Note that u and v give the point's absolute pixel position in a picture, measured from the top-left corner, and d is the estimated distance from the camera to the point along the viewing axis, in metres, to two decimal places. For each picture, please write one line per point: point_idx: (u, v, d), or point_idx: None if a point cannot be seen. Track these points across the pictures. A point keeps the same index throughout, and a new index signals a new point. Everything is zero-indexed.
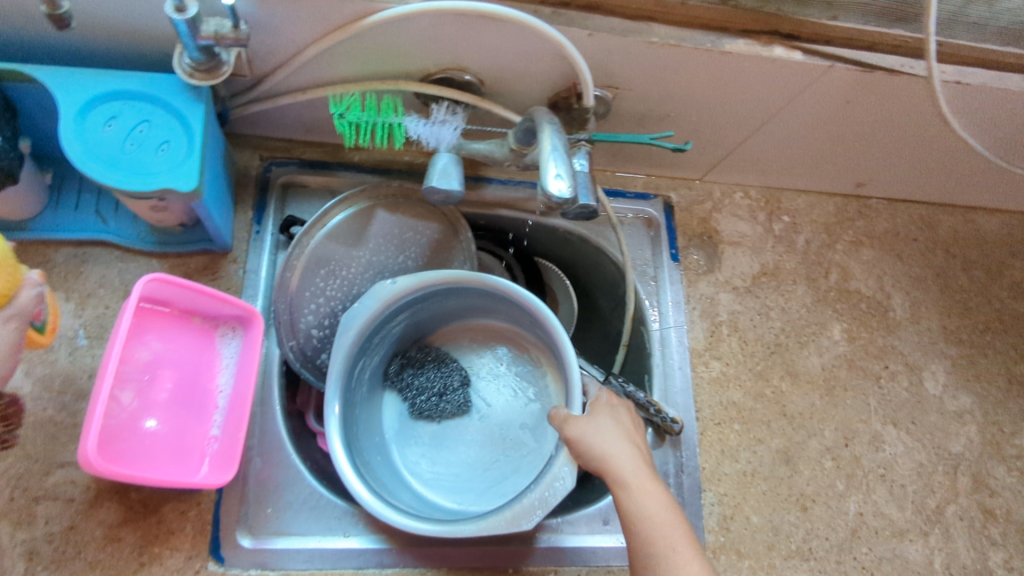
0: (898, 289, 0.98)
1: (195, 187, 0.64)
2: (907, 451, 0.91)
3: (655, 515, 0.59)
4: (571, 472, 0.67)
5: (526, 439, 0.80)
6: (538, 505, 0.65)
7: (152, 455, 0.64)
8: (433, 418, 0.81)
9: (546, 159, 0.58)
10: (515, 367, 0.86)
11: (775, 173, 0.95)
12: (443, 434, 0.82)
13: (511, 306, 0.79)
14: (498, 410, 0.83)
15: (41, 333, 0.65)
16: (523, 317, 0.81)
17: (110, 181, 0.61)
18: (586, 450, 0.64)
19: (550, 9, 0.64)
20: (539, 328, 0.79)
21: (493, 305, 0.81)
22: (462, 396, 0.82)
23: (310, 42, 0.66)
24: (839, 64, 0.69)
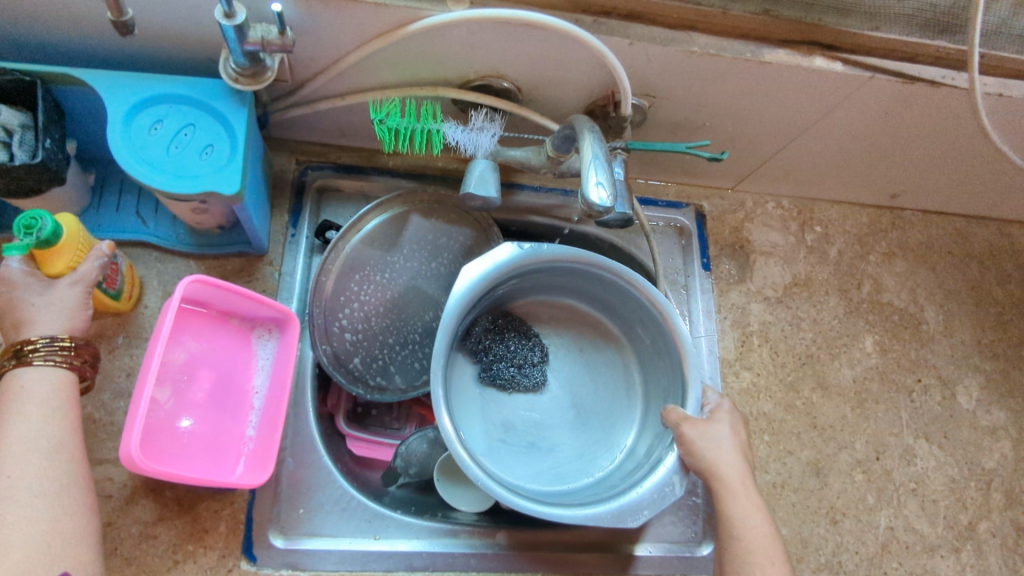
0: (931, 301, 0.97)
1: (236, 191, 0.64)
2: (940, 466, 0.90)
3: (756, 527, 0.60)
4: (682, 481, 0.64)
5: (598, 428, 0.77)
6: (647, 505, 0.63)
7: (189, 455, 0.64)
8: (509, 389, 0.78)
9: (588, 167, 0.59)
10: (590, 351, 0.82)
11: (809, 184, 0.95)
12: (517, 408, 0.78)
13: (612, 294, 0.75)
14: (569, 392, 0.80)
15: (114, 299, 0.71)
16: (619, 308, 0.76)
17: (154, 183, 0.62)
18: (705, 457, 0.62)
19: (591, 17, 0.64)
20: (642, 327, 0.74)
21: (587, 288, 0.77)
22: (541, 374, 0.78)
23: (352, 49, 0.67)
24: (880, 75, 0.68)
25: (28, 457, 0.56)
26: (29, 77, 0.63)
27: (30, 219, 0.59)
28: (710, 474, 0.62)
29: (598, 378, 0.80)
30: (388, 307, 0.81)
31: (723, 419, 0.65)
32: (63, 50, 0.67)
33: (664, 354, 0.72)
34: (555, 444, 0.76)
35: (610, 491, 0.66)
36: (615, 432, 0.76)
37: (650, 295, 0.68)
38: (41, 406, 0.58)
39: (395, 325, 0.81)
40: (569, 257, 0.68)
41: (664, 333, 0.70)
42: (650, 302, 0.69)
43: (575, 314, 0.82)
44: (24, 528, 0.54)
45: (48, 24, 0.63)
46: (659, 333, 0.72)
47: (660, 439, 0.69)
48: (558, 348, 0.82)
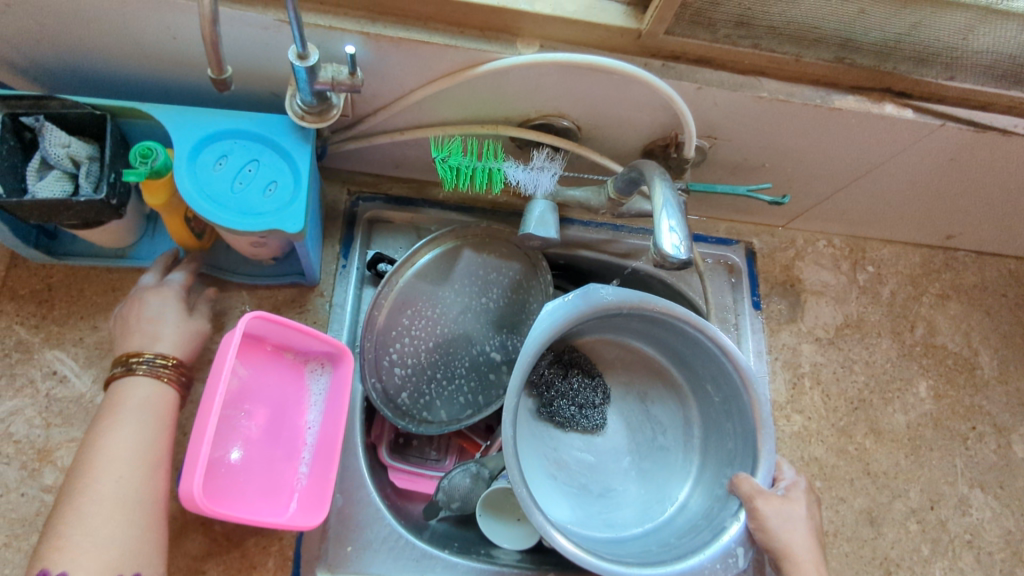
0: (986, 345, 0.95)
1: (301, 230, 0.63)
2: (996, 517, 0.87)
3: None
4: (745, 553, 0.63)
5: (653, 477, 0.76)
6: (708, 573, 0.62)
7: (246, 493, 0.63)
8: (567, 427, 0.77)
9: (660, 212, 0.57)
10: (648, 398, 0.80)
11: (863, 224, 0.93)
12: (574, 448, 0.77)
13: (686, 348, 0.73)
14: (627, 436, 0.79)
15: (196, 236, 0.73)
16: (690, 362, 0.75)
17: (219, 221, 0.60)
18: (780, 538, 0.61)
19: (660, 61, 0.63)
20: (710, 382, 0.73)
21: (657, 335, 0.76)
22: (600, 417, 0.78)
23: (417, 87, 0.66)
24: (951, 123, 0.67)
25: (132, 461, 0.58)
26: (98, 111, 0.63)
27: (145, 149, 0.61)
28: (784, 556, 0.60)
29: (658, 426, 0.79)
30: (439, 342, 0.80)
31: (800, 498, 0.64)
32: (130, 82, 0.67)
33: (732, 417, 0.70)
34: (607, 489, 0.75)
35: (667, 551, 0.64)
36: (670, 483, 0.75)
37: (734, 360, 0.66)
38: (157, 422, 0.61)
39: (445, 360, 0.81)
40: (649, 308, 0.66)
41: (739, 398, 0.68)
42: (730, 364, 0.67)
43: (637, 358, 0.81)
44: (115, 525, 0.55)
45: (119, 58, 0.63)
46: (731, 392, 0.70)
47: (722, 505, 0.67)
48: (618, 389, 0.81)
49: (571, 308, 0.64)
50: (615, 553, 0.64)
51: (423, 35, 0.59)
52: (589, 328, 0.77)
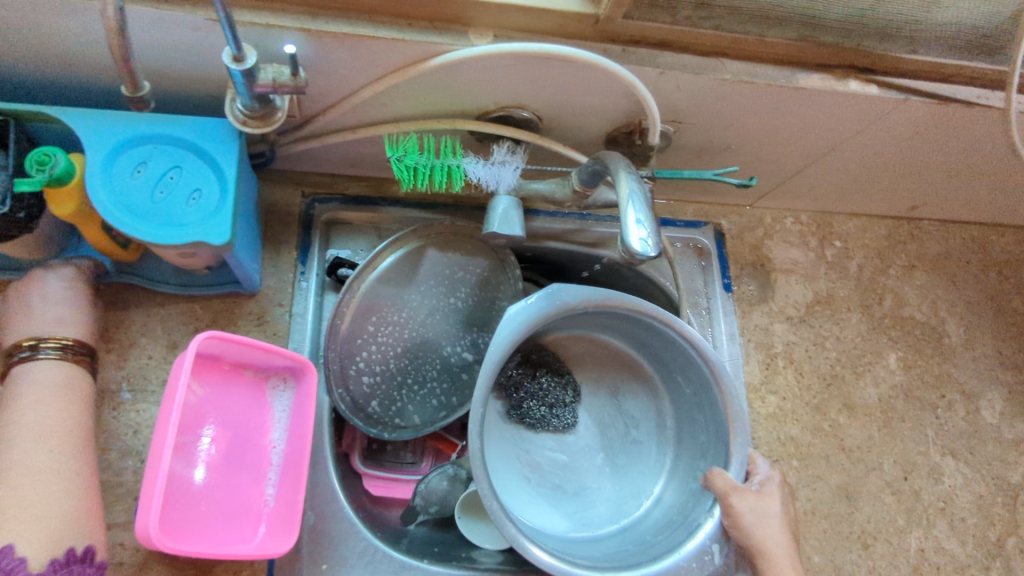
0: (952, 314, 0.96)
1: (226, 242, 0.59)
2: (967, 483, 0.89)
3: None
4: (721, 551, 0.62)
5: (627, 471, 0.75)
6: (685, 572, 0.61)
7: (211, 522, 0.60)
8: (539, 428, 0.75)
9: (625, 203, 0.55)
10: (619, 393, 0.79)
11: (829, 199, 0.93)
12: (546, 448, 0.75)
13: (657, 342, 0.72)
14: (599, 433, 0.77)
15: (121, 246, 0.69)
16: (661, 356, 0.73)
17: (136, 233, 0.56)
18: (754, 535, 0.59)
19: (620, 46, 0.61)
20: (682, 377, 0.71)
21: (626, 330, 0.74)
22: (572, 416, 0.76)
23: (366, 83, 0.63)
24: (915, 97, 0.66)
25: (51, 442, 0.59)
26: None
27: (42, 156, 0.57)
28: (758, 552, 0.59)
29: (630, 420, 0.78)
30: (406, 346, 0.78)
31: (774, 493, 0.62)
32: (51, 88, 0.62)
33: (705, 411, 0.69)
34: (580, 489, 0.73)
35: (644, 552, 0.63)
36: (644, 478, 0.74)
37: (709, 356, 0.64)
38: (59, 397, 0.61)
39: (414, 364, 0.78)
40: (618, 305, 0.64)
41: (713, 394, 0.67)
42: (703, 358, 0.65)
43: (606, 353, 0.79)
44: (59, 496, 0.57)
45: (34, 63, 0.58)
46: (704, 388, 0.68)
47: (697, 502, 0.66)
48: (588, 385, 0.79)
49: (536, 310, 0.61)
50: (590, 558, 0.62)
51: (370, 30, 0.55)
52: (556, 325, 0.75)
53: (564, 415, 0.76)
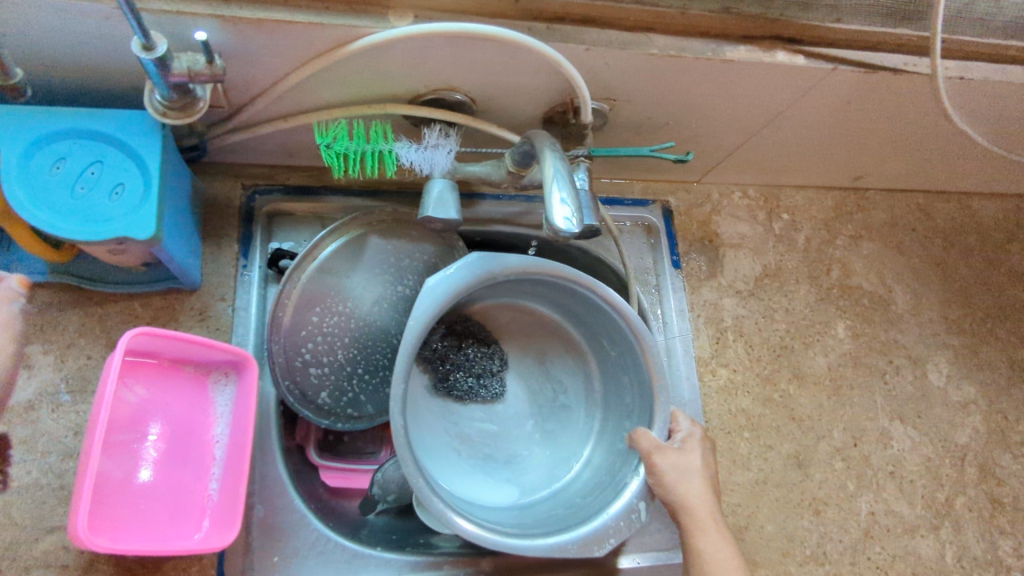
0: (899, 281, 0.98)
1: (153, 236, 0.58)
2: (915, 446, 0.91)
3: (727, 563, 0.57)
4: (647, 508, 0.63)
5: (558, 436, 0.77)
6: (613, 531, 0.62)
7: (148, 518, 0.60)
8: (467, 399, 0.76)
9: (550, 184, 0.56)
10: (546, 360, 0.80)
11: (774, 173, 0.93)
12: (476, 419, 0.76)
13: (579, 306, 0.73)
14: (528, 399, 0.78)
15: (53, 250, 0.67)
16: (585, 320, 0.75)
17: (58, 231, 0.55)
18: (675, 490, 0.61)
19: (544, 25, 0.60)
20: (606, 337, 0.73)
21: (548, 296, 0.75)
22: (500, 385, 0.77)
23: (291, 70, 0.61)
24: (843, 67, 0.66)
25: None
26: None
27: None
28: (680, 508, 0.60)
29: (559, 385, 0.79)
30: (354, 336, 0.77)
31: (695, 449, 0.64)
32: None
33: (629, 371, 0.71)
34: (511, 457, 0.74)
35: (574, 514, 0.65)
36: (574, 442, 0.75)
37: (626, 317, 0.66)
38: None
39: (363, 354, 0.78)
40: (535, 269, 0.64)
41: (634, 354, 0.68)
42: (622, 320, 0.67)
43: (531, 320, 0.80)
44: None
45: None
46: (626, 346, 0.70)
47: (625, 462, 0.68)
48: (514, 353, 0.80)
49: (452, 285, 0.61)
50: (519, 526, 0.63)
51: (286, 15, 0.55)
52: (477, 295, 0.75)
53: (492, 384, 0.77)
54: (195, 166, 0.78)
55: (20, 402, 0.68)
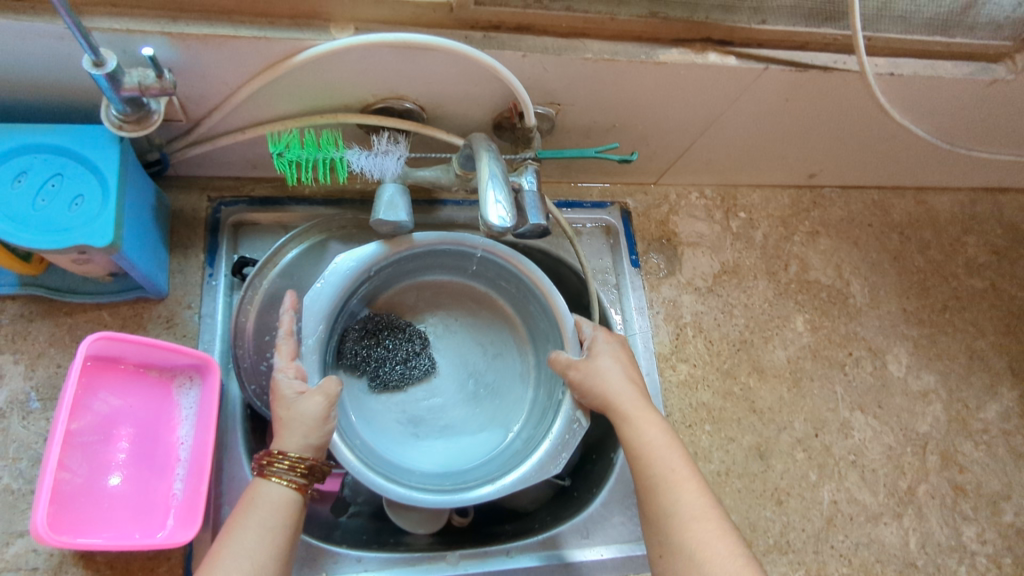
0: (856, 275, 1.00)
1: (111, 243, 0.61)
2: (876, 435, 0.92)
3: (656, 443, 0.66)
4: (585, 414, 0.72)
5: (503, 384, 0.85)
6: (563, 444, 0.70)
7: (111, 517, 0.62)
8: (404, 385, 0.81)
9: (486, 187, 0.59)
10: (466, 321, 0.87)
11: (729, 173, 0.96)
12: (419, 400, 0.82)
13: (469, 262, 0.81)
14: (461, 363, 0.85)
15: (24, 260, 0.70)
16: (480, 272, 0.83)
17: (17, 239, 0.58)
18: (596, 393, 0.69)
19: (481, 33, 0.64)
20: (507, 280, 0.82)
21: (440, 262, 0.82)
22: (427, 359, 0.82)
23: (242, 83, 0.64)
24: (773, 66, 0.70)
25: None
26: None
27: None
28: (605, 405, 0.69)
29: (483, 338, 0.87)
30: None
31: (601, 350, 0.72)
32: None
33: (532, 302, 0.80)
34: (465, 418, 0.82)
35: (528, 446, 0.73)
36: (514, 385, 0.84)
37: (513, 260, 0.75)
38: None
39: None
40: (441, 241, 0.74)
41: (527, 285, 0.78)
42: (506, 260, 0.76)
43: (434, 290, 0.86)
44: None
45: None
46: (519, 280, 0.79)
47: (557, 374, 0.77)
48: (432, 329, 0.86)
49: (332, 291, 0.69)
50: (489, 473, 0.71)
51: (231, 30, 0.58)
52: (380, 286, 0.81)
53: (421, 363, 0.82)
54: (162, 181, 0.81)
55: None
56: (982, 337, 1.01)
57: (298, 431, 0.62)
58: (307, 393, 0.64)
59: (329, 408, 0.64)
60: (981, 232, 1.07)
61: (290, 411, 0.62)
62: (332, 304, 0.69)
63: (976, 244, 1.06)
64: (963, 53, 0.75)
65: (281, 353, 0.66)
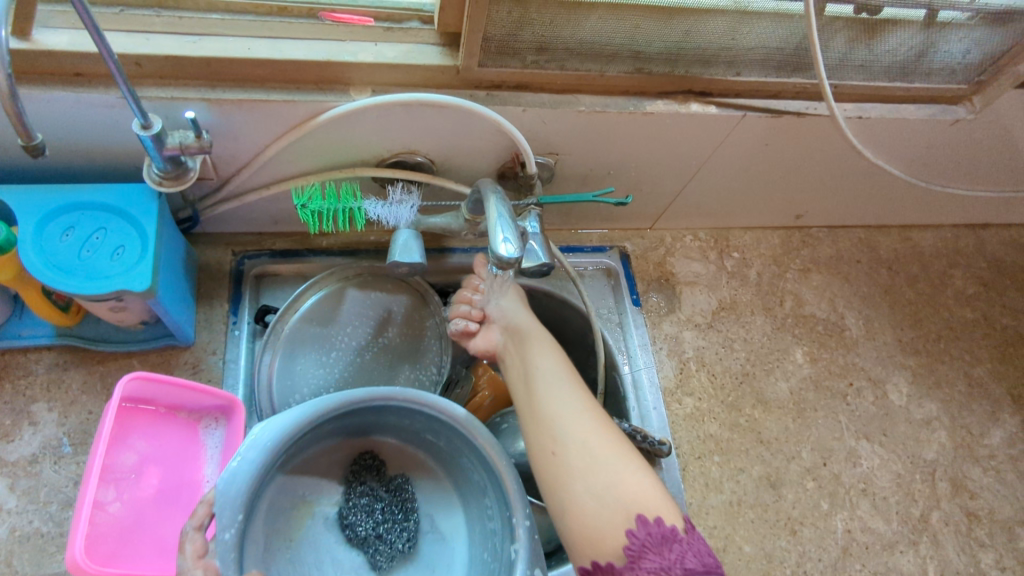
0: (850, 308, 1.04)
1: (149, 287, 0.66)
2: (884, 463, 0.94)
3: (547, 369, 0.71)
4: (542, 572, 0.64)
5: (432, 551, 0.79)
6: None
7: (141, 554, 0.64)
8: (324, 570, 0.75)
9: (494, 227, 0.65)
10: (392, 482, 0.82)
11: (719, 216, 1.03)
12: None
13: (392, 416, 0.78)
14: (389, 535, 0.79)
15: (64, 311, 0.76)
16: (402, 426, 0.80)
17: (65, 288, 0.63)
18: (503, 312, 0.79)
19: (484, 92, 0.71)
20: (434, 433, 0.78)
21: (363, 421, 0.79)
22: (364, 530, 0.77)
23: (269, 142, 0.71)
24: (750, 113, 0.77)
25: None
26: None
27: None
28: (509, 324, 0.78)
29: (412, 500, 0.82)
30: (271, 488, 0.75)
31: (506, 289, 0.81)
32: None
33: (466, 456, 0.76)
34: None
35: None
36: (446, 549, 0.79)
37: (469, 426, 0.69)
38: None
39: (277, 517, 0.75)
40: (384, 396, 0.70)
41: (462, 436, 0.73)
42: (438, 410, 0.71)
43: (348, 452, 0.83)
44: None
45: None
46: (452, 434, 0.76)
47: (498, 532, 0.72)
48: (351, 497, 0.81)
49: (251, 467, 0.61)
50: None
51: (263, 94, 0.65)
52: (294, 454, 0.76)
53: (397, 540, 0.77)
54: (190, 238, 0.87)
55: (26, 456, 0.73)
56: (979, 365, 1.03)
57: None
58: None
59: None
60: (966, 265, 1.12)
61: None
62: (252, 483, 0.61)
63: (963, 276, 1.11)
64: (922, 96, 0.82)
65: (185, 553, 0.56)
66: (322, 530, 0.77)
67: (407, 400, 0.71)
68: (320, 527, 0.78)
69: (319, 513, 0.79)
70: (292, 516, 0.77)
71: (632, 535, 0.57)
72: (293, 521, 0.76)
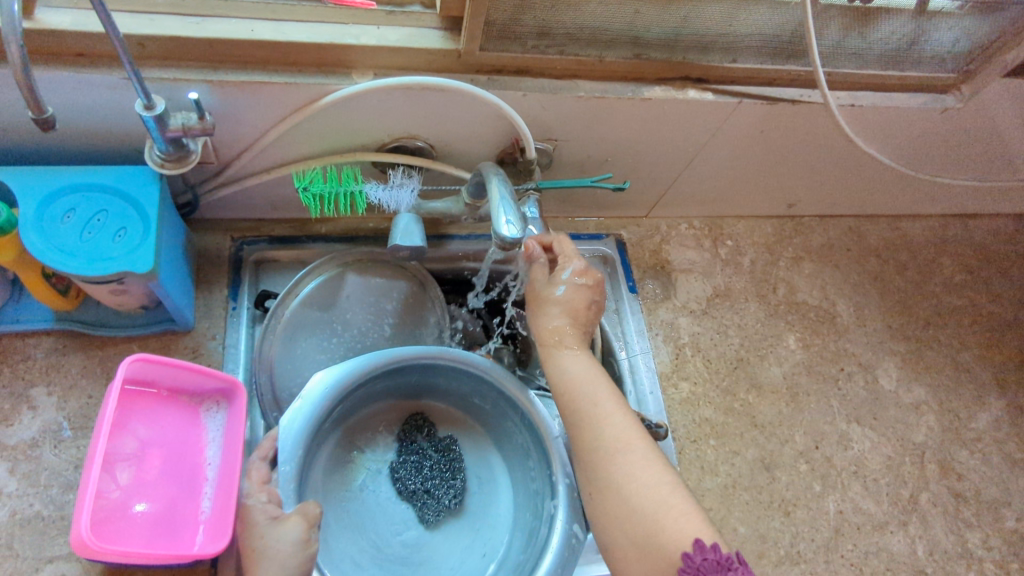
0: (841, 295, 1.06)
1: (151, 269, 0.66)
2: (874, 446, 0.96)
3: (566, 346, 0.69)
4: (582, 527, 0.68)
5: (476, 509, 0.82)
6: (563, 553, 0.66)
7: (145, 536, 0.64)
8: (375, 518, 0.79)
9: (497, 208, 0.65)
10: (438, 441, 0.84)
11: (713, 205, 1.04)
12: (394, 535, 0.78)
13: (440, 378, 0.82)
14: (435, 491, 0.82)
15: (64, 295, 0.75)
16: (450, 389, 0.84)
17: (66, 269, 0.63)
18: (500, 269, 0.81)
19: (485, 76, 0.72)
20: (479, 395, 0.82)
21: (414, 381, 0.82)
22: (414, 483, 0.80)
23: (271, 126, 0.72)
24: (746, 99, 0.78)
25: None
26: None
27: None
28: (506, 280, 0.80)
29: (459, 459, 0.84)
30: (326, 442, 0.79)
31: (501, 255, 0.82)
32: None
33: (510, 416, 0.80)
34: (444, 554, 0.78)
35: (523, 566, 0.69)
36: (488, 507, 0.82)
37: (500, 376, 0.75)
38: None
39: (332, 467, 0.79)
40: (448, 358, 0.75)
41: (504, 395, 0.78)
42: (482, 370, 0.76)
43: (403, 412, 0.86)
44: None
45: None
46: (496, 396, 0.80)
47: (542, 491, 0.74)
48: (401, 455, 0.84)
49: (311, 411, 0.68)
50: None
51: (264, 77, 0.65)
52: (350, 411, 0.80)
53: (444, 496, 0.80)
54: (188, 224, 0.87)
55: (25, 440, 0.73)
56: (966, 350, 1.06)
57: (276, 561, 0.60)
58: (284, 518, 0.62)
59: (308, 530, 0.62)
60: (953, 253, 1.15)
61: (263, 540, 0.61)
62: (313, 421, 0.68)
63: (950, 264, 1.13)
64: (913, 84, 0.84)
65: (251, 479, 0.65)
66: (374, 482, 0.81)
67: (452, 359, 0.75)
68: (372, 479, 0.81)
69: (371, 467, 0.82)
70: (347, 467, 0.81)
71: (686, 557, 0.54)
72: (348, 475, 0.80)
